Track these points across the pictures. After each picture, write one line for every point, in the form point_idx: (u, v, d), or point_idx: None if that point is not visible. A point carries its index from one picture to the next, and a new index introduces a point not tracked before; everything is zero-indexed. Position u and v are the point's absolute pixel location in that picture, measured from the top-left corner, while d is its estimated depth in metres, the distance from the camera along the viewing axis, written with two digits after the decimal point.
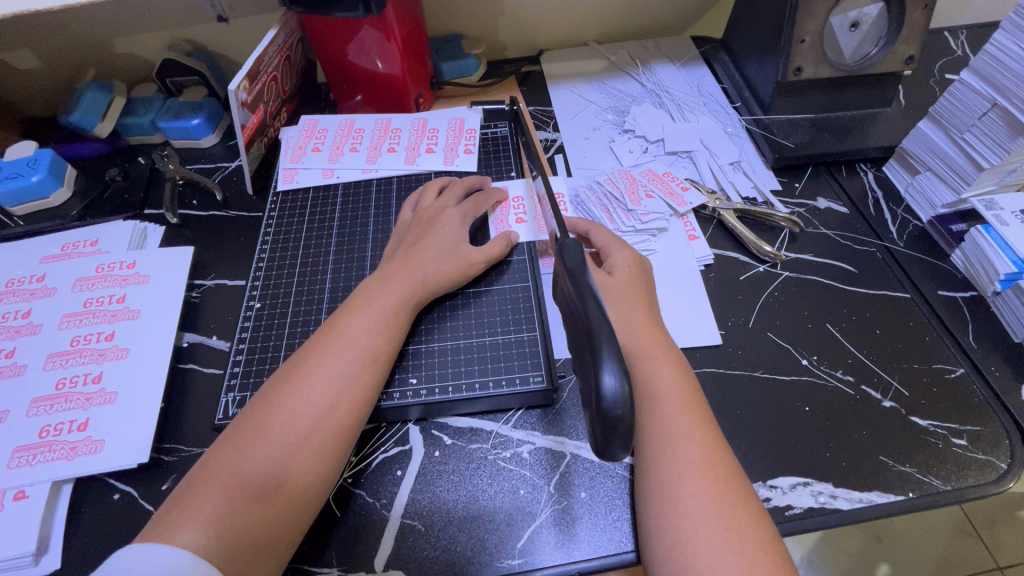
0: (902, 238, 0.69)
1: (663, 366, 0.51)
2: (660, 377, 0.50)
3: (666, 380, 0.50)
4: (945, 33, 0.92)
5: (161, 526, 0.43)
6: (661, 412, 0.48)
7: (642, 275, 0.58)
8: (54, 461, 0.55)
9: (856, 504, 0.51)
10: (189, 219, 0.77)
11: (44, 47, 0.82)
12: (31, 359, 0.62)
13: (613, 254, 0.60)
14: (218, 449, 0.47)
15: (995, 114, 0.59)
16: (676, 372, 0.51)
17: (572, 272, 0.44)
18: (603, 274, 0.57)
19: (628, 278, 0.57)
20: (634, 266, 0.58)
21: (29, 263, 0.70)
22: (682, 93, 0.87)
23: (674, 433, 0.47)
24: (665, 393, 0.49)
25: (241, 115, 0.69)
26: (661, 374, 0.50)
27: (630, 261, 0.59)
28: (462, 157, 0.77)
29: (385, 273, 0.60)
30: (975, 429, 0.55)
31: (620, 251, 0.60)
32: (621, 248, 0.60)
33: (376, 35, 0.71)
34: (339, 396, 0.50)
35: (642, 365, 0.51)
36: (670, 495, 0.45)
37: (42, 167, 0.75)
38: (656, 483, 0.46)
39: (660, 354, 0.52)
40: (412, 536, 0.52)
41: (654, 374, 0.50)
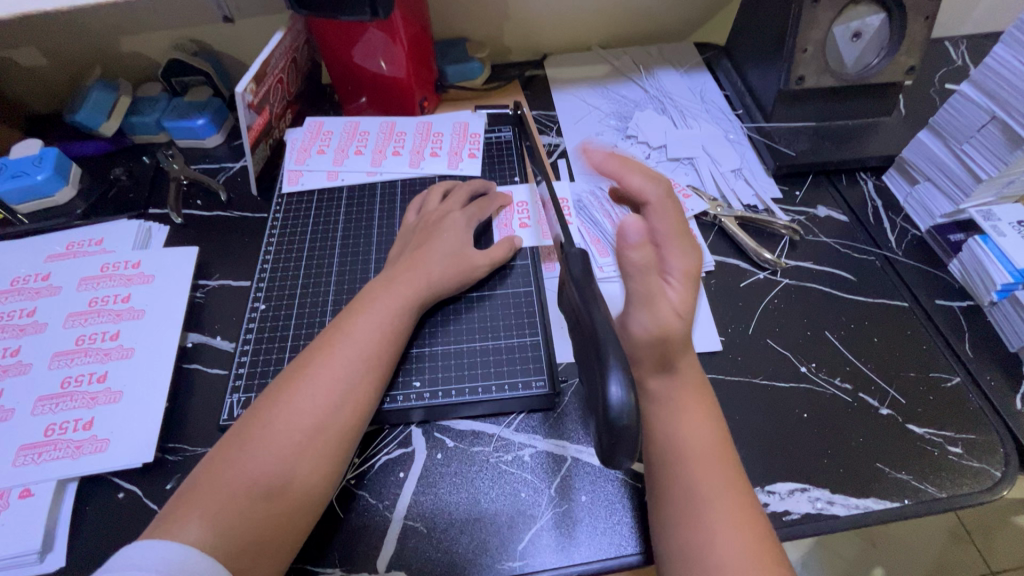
0: (901, 247, 0.70)
1: (688, 406, 0.50)
2: (686, 419, 0.49)
3: (691, 422, 0.49)
4: (946, 43, 0.92)
5: (166, 523, 0.43)
6: (673, 417, 0.49)
7: (699, 257, 0.51)
8: (59, 459, 0.55)
9: (853, 510, 0.52)
10: (194, 219, 0.77)
11: (50, 45, 0.82)
12: (37, 358, 0.62)
13: (674, 274, 0.50)
14: (223, 448, 0.48)
15: (994, 126, 0.60)
16: (703, 413, 0.50)
17: (578, 281, 0.45)
18: (674, 318, 0.49)
19: (689, 302, 0.50)
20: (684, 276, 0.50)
21: (35, 262, 0.70)
22: (684, 99, 0.87)
23: (699, 474, 0.46)
24: (689, 436, 0.48)
25: (247, 116, 0.70)
26: (688, 420, 0.49)
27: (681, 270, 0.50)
28: (466, 160, 0.77)
29: (391, 275, 0.60)
30: (969, 437, 0.56)
31: (681, 242, 0.50)
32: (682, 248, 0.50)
33: (381, 37, 0.72)
34: (344, 396, 0.51)
35: (665, 408, 0.50)
36: (700, 536, 0.44)
37: (47, 166, 0.75)
38: (686, 524, 0.45)
39: (690, 400, 0.50)
40: (415, 538, 0.52)
41: (677, 417, 0.49)
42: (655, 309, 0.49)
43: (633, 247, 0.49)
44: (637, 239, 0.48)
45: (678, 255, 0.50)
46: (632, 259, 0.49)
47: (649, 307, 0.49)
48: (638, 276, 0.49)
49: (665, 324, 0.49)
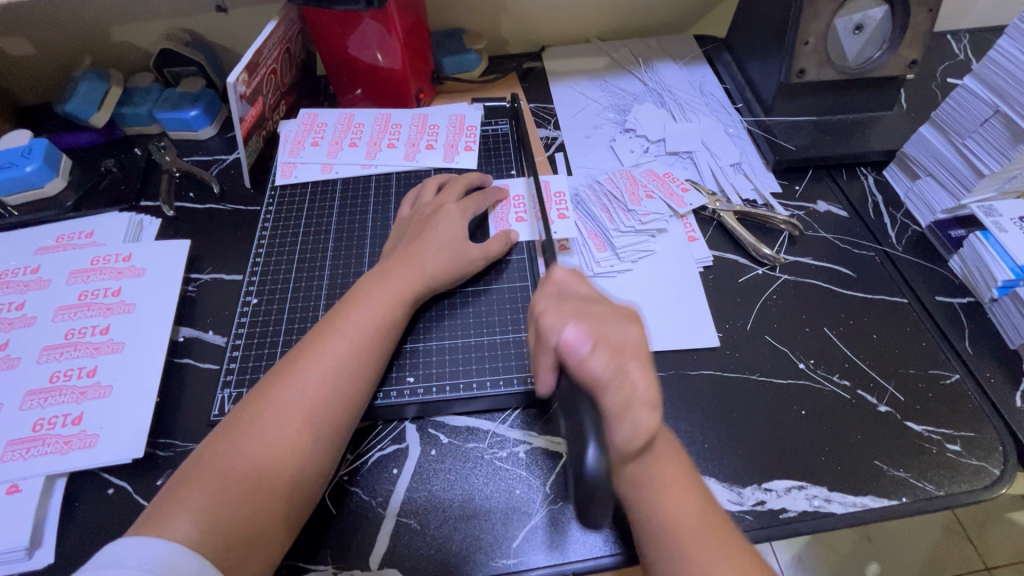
0: (901, 243, 0.69)
1: (672, 485, 0.45)
2: (672, 502, 0.45)
3: (675, 505, 0.45)
4: (948, 37, 0.91)
5: (152, 519, 0.43)
6: (656, 494, 0.45)
7: (643, 330, 0.45)
8: (48, 454, 0.55)
9: (850, 508, 0.51)
10: (186, 212, 0.76)
11: (39, 34, 0.81)
12: (25, 352, 0.61)
13: (635, 362, 0.42)
14: (211, 443, 0.47)
15: (997, 121, 0.59)
16: (686, 489, 0.46)
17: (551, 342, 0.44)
18: (651, 413, 0.41)
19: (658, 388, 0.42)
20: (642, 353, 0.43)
21: (24, 255, 0.69)
22: (684, 92, 0.86)
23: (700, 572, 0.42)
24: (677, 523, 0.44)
25: (239, 108, 0.69)
26: (672, 502, 0.45)
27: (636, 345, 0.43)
28: (462, 153, 0.76)
29: (384, 269, 0.59)
30: (968, 435, 0.55)
31: (622, 327, 0.44)
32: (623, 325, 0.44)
33: (376, 28, 0.71)
34: (335, 391, 0.50)
35: (648, 493, 0.45)
36: None
37: (36, 157, 0.74)
38: None
39: (672, 472, 0.46)
40: (408, 535, 0.52)
41: (665, 497, 0.45)
42: (634, 414, 0.40)
43: (591, 354, 0.41)
44: (589, 345, 0.42)
45: (629, 343, 0.43)
46: (596, 368, 0.40)
47: (626, 415, 0.40)
48: (613, 379, 0.40)
49: (648, 424, 0.40)
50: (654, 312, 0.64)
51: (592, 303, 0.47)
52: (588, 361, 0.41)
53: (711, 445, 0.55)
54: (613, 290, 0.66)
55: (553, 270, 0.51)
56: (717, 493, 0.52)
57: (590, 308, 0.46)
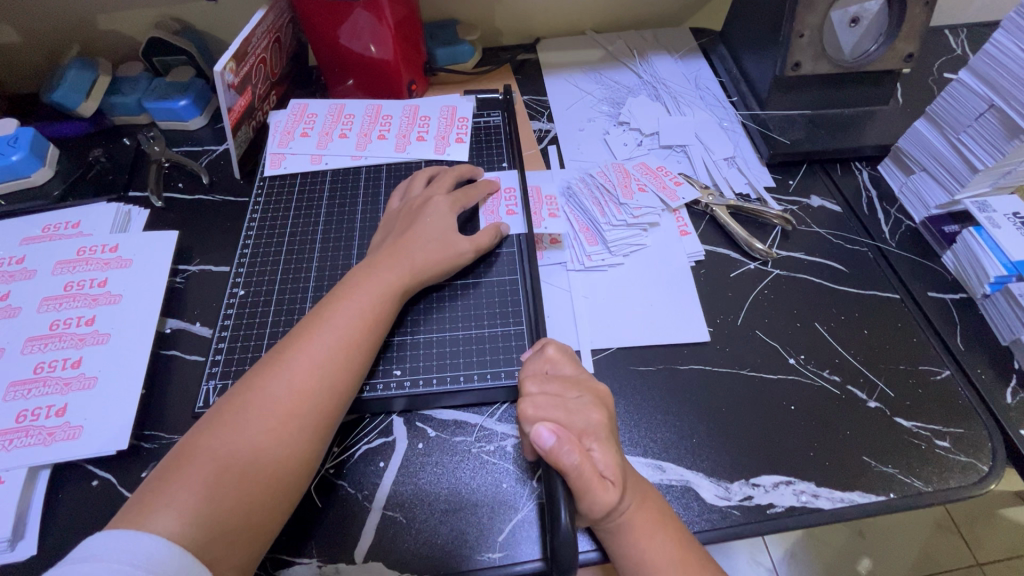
0: (894, 238, 0.69)
1: (647, 529, 0.46)
2: (648, 551, 0.45)
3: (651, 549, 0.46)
4: (945, 31, 0.91)
5: (133, 512, 0.42)
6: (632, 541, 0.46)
7: (606, 414, 0.50)
8: (30, 446, 0.54)
9: (838, 504, 0.51)
10: (175, 203, 0.75)
11: (26, 21, 0.80)
12: (9, 342, 0.61)
13: (598, 445, 0.47)
14: (195, 435, 0.47)
15: (992, 115, 0.59)
16: (662, 530, 0.46)
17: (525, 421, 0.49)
18: (610, 490, 0.44)
19: (617, 467, 0.46)
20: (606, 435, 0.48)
21: (10, 245, 0.68)
22: (678, 85, 0.86)
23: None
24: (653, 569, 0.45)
25: (227, 97, 0.68)
26: (647, 549, 0.45)
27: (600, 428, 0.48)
28: (454, 146, 0.75)
29: (373, 261, 0.59)
30: (957, 431, 0.55)
31: (586, 413, 0.49)
32: (590, 408, 0.50)
33: (367, 17, 0.70)
34: (322, 382, 0.50)
35: (622, 540, 0.46)
36: None
37: (22, 146, 0.73)
38: None
39: (645, 519, 0.46)
40: (394, 528, 0.51)
41: (641, 545, 0.46)
42: (590, 491, 0.44)
43: (558, 446, 0.44)
44: (556, 437, 0.45)
45: (593, 427, 0.48)
46: (563, 459, 0.44)
47: (585, 493, 0.44)
48: (575, 467, 0.44)
49: (607, 501, 0.44)
50: (644, 306, 0.64)
51: (569, 386, 0.51)
52: (556, 453, 0.44)
53: (700, 440, 0.55)
54: (603, 285, 0.66)
55: (544, 347, 0.54)
56: (704, 487, 0.52)
57: (564, 395, 0.50)
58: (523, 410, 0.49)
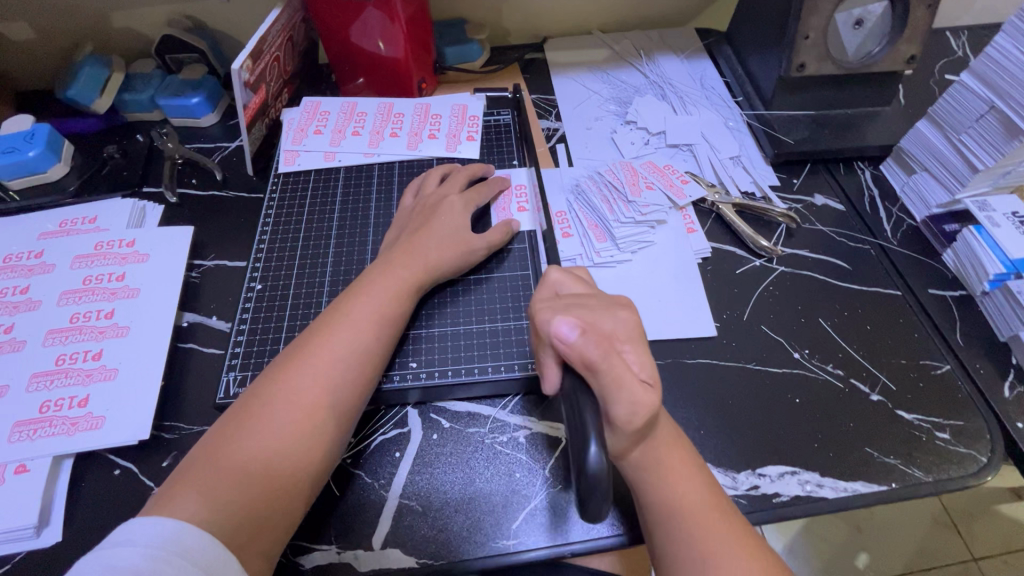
0: (896, 236, 0.70)
1: (672, 462, 0.48)
2: (675, 482, 0.47)
3: (682, 485, 0.47)
4: (947, 33, 0.92)
5: (163, 499, 0.44)
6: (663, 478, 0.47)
7: (632, 314, 0.49)
8: (54, 436, 0.55)
9: (841, 493, 0.53)
10: (188, 198, 0.77)
11: (41, 19, 0.80)
12: (31, 335, 0.62)
13: (630, 346, 0.47)
14: (221, 426, 0.48)
15: (993, 117, 0.60)
16: (688, 471, 0.48)
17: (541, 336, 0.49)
18: (648, 391, 0.44)
19: (650, 365, 0.46)
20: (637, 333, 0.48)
21: (28, 239, 0.70)
22: (684, 85, 0.87)
23: (705, 532, 0.44)
24: (680, 496, 0.46)
25: (243, 95, 0.69)
26: (678, 486, 0.47)
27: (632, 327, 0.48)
28: (465, 143, 0.77)
29: (389, 257, 0.60)
30: (957, 423, 0.57)
31: (612, 313, 0.49)
32: (615, 311, 0.49)
33: (379, 17, 0.71)
34: (343, 377, 0.51)
35: (653, 471, 0.47)
36: None
37: (39, 142, 0.74)
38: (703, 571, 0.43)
39: (674, 460, 0.48)
40: (410, 516, 0.53)
41: (669, 482, 0.47)
42: (628, 390, 0.43)
43: (582, 340, 0.44)
44: (578, 332, 0.45)
45: (620, 327, 0.48)
46: (589, 352, 0.44)
47: (622, 392, 0.43)
48: (605, 362, 0.43)
49: (649, 401, 0.44)
50: (653, 302, 0.65)
51: (586, 298, 0.51)
52: (579, 347, 0.44)
53: (708, 432, 0.56)
54: (613, 280, 0.67)
55: (548, 271, 0.54)
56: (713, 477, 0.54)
57: (584, 302, 0.50)
58: (542, 315, 0.48)
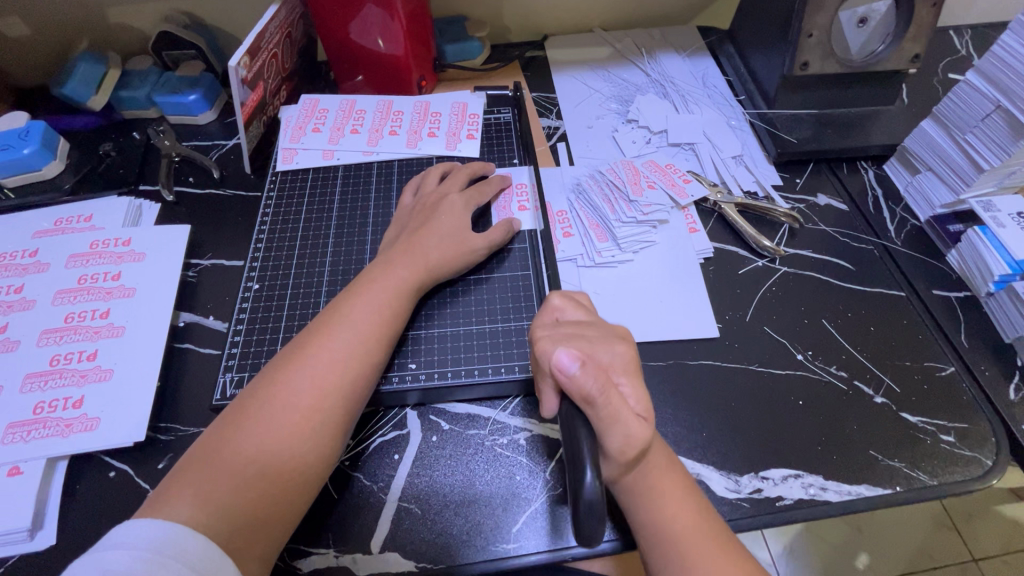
0: (899, 236, 0.70)
1: (665, 485, 0.47)
2: (669, 505, 0.46)
3: (674, 507, 0.46)
4: (950, 32, 0.91)
5: (159, 502, 0.43)
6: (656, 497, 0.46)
7: (629, 347, 0.49)
8: (48, 438, 0.55)
9: (845, 497, 0.52)
10: (185, 197, 0.76)
11: (36, 15, 0.80)
12: (25, 335, 0.61)
13: (626, 379, 0.47)
14: (218, 427, 0.47)
15: (998, 116, 0.59)
16: (682, 492, 0.47)
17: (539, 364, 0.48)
18: (641, 424, 0.45)
19: (646, 400, 0.47)
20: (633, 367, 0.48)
21: (22, 238, 0.69)
22: (686, 83, 0.86)
23: (695, 554, 0.44)
24: (674, 517, 0.46)
25: (240, 92, 0.68)
26: (670, 507, 0.46)
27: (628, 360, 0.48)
28: (465, 142, 0.76)
29: (389, 257, 0.60)
30: (962, 426, 0.56)
31: (610, 346, 0.48)
32: (612, 342, 0.49)
33: (379, 14, 0.71)
34: (343, 378, 0.50)
35: (646, 493, 0.47)
36: None
37: (34, 139, 0.73)
38: None
39: (666, 481, 0.47)
40: (409, 519, 0.52)
41: (662, 504, 0.46)
42: (623, 424, 0.44)
43: (581, 373, 0.43)
44: (578, 364, 0.44)
45: (616, 360, 0.48)
46: (587, 386, 0.43)
47: (617, 425, 0.44)
48: (603, 396, 0.43)
49: (642, 435, 0.45)
50: (655, 303, 0.65)
51: (585, 326, 0.50)
52: (579, 380, 0.43)
53: (711, 434, 0.56)
54: (614, 281, 0.66)
55: (549, 296, 0.54)
56: (715, 481, 0.53)
57: (582, 332, 0.49)
58: (541, 346, 0.48)
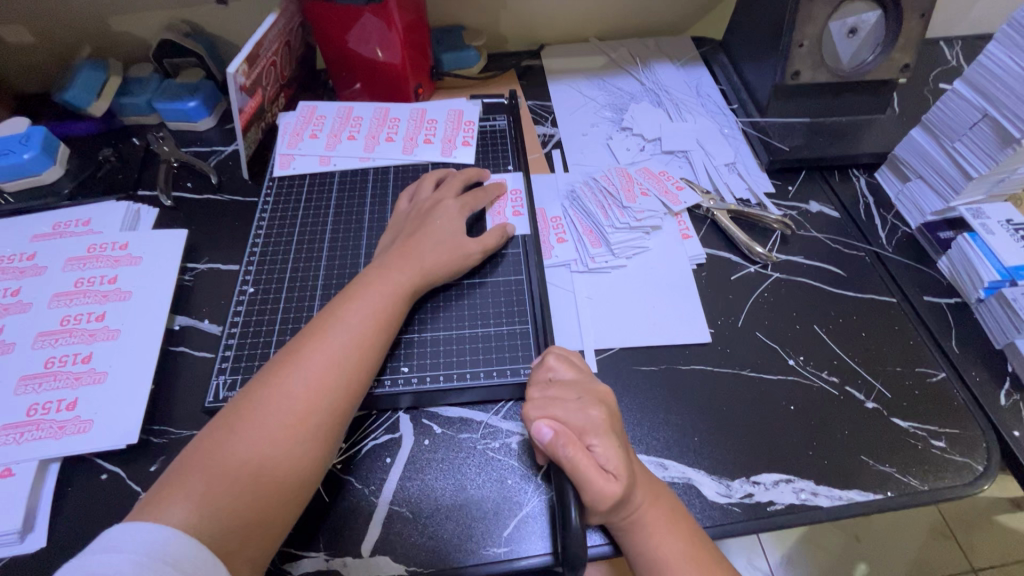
0: (891, 243, 0.70)
1: (658, 523, 0.47)
2: (659, 542, 0.47)
3: (665, 543, 0.47)
4: (941, 43, 0.93)
5: (150, 505, 0.43)
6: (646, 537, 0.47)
7: (606, 410, 0.50)
8: (41, 439, 0.55)
9: (836, 501, 0.52)
10: (183, 201, 0.76)
11: (39, 23, 0.81)
12: (20, 337, 0.61)
13: (598, 440, 0.48)
14: (212, 430, 0.48)
15: (985, 124, 0.60)
16: (671, 524, 0.47)
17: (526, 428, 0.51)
18: (610, 482, 0.45)
19: (620, 460, 0.47)
20: (608, 428, 0.49)
21: (20, 242, 0.69)
22: (680, 92, 0.87)
23: None
24: (665, 551, 0.46)
25: (239, 99, 0.69)
26: (661, 542, 0.47)
27: (602, 422, 0.49)
28: (460, 149, 0.77)
29: (385, 262, 0.60)
30: (953, 431, 0.56)
31: (585, 410, 0.50)
32: (590, 405, 0.51)
33: (376, 23, 0.72)
34: (337, 381, 0.51)
35: (636, 531, 0.47)
36: None
37: (34, 144, 0.74)
38: None
39: (657, 517, 0.47)
40: (400, 523, 0.52)
41: (652, 542, 0.47)
42: (591, 484, 0.45)
43: (554, 440, 0.47)
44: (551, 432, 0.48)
45: (592, 423, 0.49)
46: (558, 453, 0.46)
47: (586, 485, 0.45)
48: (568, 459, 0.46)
49: (609, 492, 0.45)
50: (648, 308, 0.65)
51: (569, 389, 0.52)
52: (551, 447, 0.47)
53: (702, 438, 0.56)
54: (607, 286, 0.67)
55: (545, 356, 0.55)
56: (706, 485, 0.53)
57: (564, 397, 0.51)
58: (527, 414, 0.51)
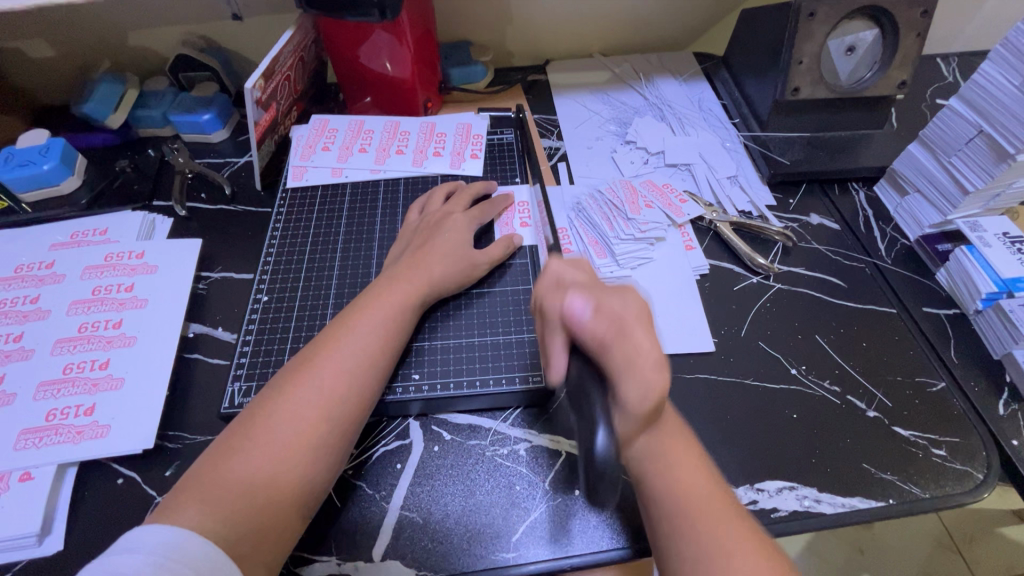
0: (890, 255, 0.72)
1: (679, 462, 0.46)
2: (679, 474, 0.46)
3: (685, 475, 0.46)
4: (938, 59, 0.95)
5: (168, 508, 0.44)
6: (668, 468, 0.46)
7: (641, 298, 0.50)
8: (60, 444, 0.56)
9: (839, 509, 0.53)
10: (197, 212, 0.78)
11: (60, 38, 0.83)
12: (39, 344, 0.63)
13: (638, 325, 0.47)
14: (229, 436, 0.49)
15: (981, 140, 0.62)
16: (690, 461, 0.47)
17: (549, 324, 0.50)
18: (657, 372, 0.44)
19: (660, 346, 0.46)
20: (643, 313, 0.48)
21: (39, 251, 0.71)
22: (683, 107, 0.89)
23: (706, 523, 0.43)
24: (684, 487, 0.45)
25: (254, 113, 0.71)
26: (681, 476, 0.46)
27: (637, 308, 0.48)
28: (469, 161, 0.79)
29: (396, 272, 0.62)
30: (953, 440, 0.57)
31: (620, 296, 0.49)
32: (622, 293, 0.49)
33: (388, 39, 0.73)
34: (349, 390, 0.52)
35: (659, 458, 0.46)
36: None
37: (53, 155, 0.76)
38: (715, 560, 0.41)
39: (677, 452, 0.47)
40: (411, 528, 0.53)
41: (670, 472, 0.46)
42: (639, 371, 0.44)
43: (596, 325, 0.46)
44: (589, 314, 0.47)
45: (628, 307, 0.48)
46: (597, 330, 0.46)
47: (631, 371, 0.44)
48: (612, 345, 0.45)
49: (657, 383, 0.44)
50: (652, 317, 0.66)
51: (595, 282, 0.51)
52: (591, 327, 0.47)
53: (706, 446, 0.57)
54: None
55: (548, 263, 0.54)
56: None
57: (595, 285, 0.50)
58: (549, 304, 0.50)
